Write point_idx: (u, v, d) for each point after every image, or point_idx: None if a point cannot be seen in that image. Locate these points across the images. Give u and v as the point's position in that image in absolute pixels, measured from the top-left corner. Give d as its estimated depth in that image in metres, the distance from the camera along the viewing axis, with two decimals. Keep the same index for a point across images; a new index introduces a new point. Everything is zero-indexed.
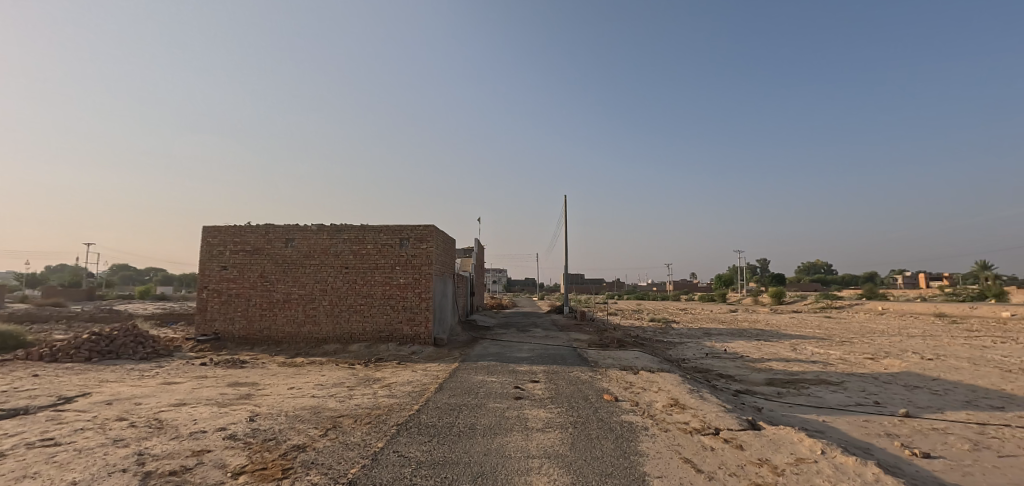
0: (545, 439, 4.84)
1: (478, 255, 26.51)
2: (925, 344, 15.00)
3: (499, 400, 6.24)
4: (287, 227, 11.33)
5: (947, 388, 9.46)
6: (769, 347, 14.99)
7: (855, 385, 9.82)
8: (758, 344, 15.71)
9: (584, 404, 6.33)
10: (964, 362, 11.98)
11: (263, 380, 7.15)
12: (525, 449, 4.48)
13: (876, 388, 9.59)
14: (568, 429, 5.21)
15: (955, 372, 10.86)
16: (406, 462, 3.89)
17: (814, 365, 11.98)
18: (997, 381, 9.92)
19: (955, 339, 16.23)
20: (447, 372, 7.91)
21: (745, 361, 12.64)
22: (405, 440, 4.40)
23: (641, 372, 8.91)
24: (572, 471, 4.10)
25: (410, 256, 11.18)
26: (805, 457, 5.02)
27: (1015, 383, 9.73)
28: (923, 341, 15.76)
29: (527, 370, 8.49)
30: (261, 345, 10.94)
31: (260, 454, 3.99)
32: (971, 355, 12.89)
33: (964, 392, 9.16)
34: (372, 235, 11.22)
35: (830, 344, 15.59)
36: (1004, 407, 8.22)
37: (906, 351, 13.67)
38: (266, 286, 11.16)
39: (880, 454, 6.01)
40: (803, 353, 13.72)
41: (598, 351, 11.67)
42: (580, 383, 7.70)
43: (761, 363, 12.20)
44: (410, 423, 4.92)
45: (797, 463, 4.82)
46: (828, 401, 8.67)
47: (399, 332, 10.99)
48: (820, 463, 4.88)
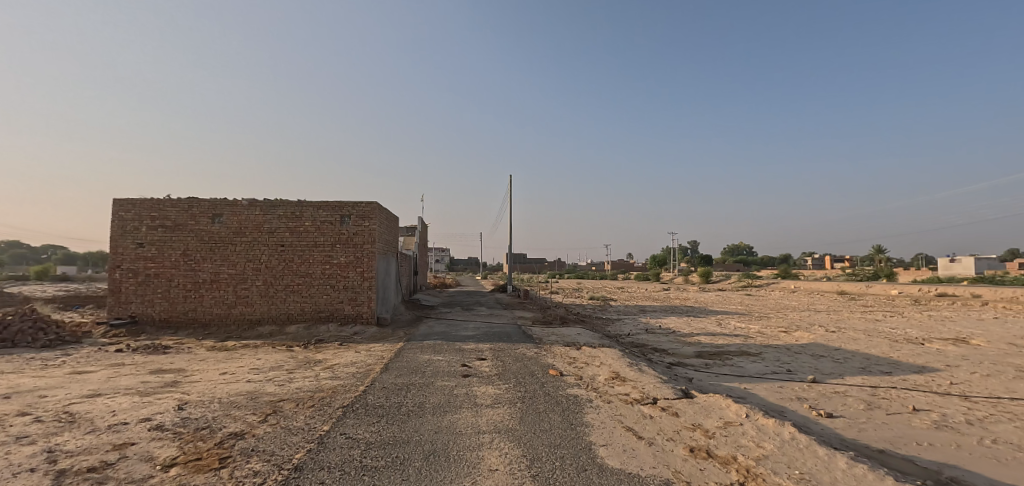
0: (495, 414, 4.90)
1: (421, 233, 26.00)
2: (830, 319, 16.70)
3: (447, 378, 6.20)
4: (214, 202, 10.48)
5: (847, 357, 10.62)
6: (698, 322, 16.08)
7: (771, 355, 10.74)
8: (688, 320, 16.76)
9: (530, 380, 6.45)
10: (861, 333, 13.52)
11: (191, 366, 6.66)
12: (475, 425, 4.51)
13: (789, 357, 10.57)
14: (516, 405, 5.29)
15: (854, 342, 12.21)
16: (355, 444, 3.79)
17: (738, 338, 12.97)
18: (887, 350, 11.28)
19: (852, 313, 18.29)
20: (392, 352, 7.77)
21: (677, 335, 13.44)
22: (353, 422, 4.27)
23: (583, 347, 9.23)
24: (522, 444, 4.19)
25: (352, 234, 10.77)
26: (732, 421, 5.45)
27: (901, 351, 11.13)
28: (828, 316, 17.54)
29: (473, 347, 8.54)
30: (186, 328, 10.16)
31: (193, 444, 3.73)
32: (865, 328, 14.54)
33: (861, 360, 10.33)
34: (310, 212, 10.66)
35: (750, 318, 17.01)
36: (891, 371, 9.37)
37: (814, 325, 15.21)
38: (189, 265, 10.33)
39: (793, 415, 6.65)
40: (727, 328, 14.85)
41: (541, 328, 11.94)
42: (526, 359, 7.84)
43: (691, 337, 13.04)
44: (356, 404, 4.79)
45: (725, 426, 5.22)
46: (749, 370, 9.43)
47: (340, 312, 10.61)
48: (745, 425, 5.31)
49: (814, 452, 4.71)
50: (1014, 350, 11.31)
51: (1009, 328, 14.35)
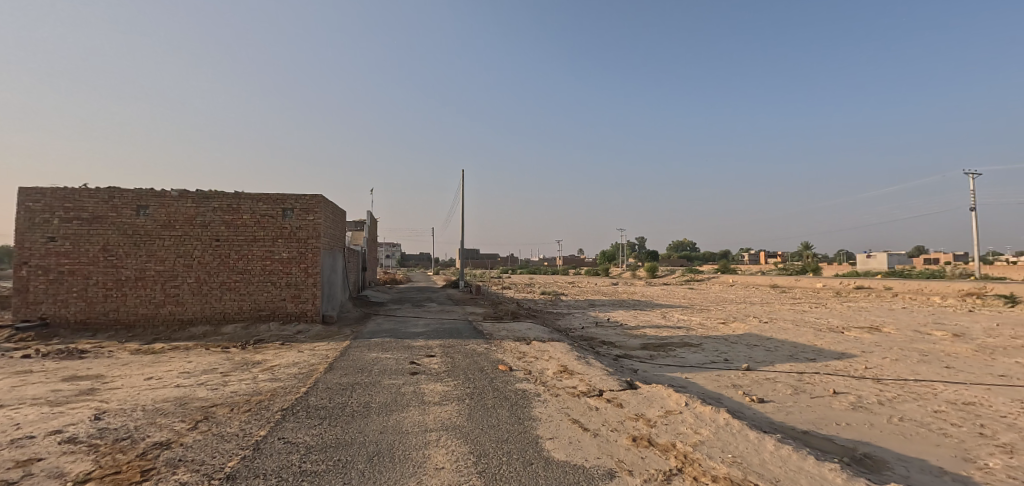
0: (442, 412, 4.87)
1: (370, 228, 25.33)
2: (763, 310, 17.84)
3: (394, 376, 6.09)
4: (138, 193, 9.72)
5: (777, 346, 11.37)
6: (643, 315, 16.71)
7: (710, 346, 11.32)
8: (634, 313, 17.38)
9: (479, 376, 6.45)
10: (790, 324, 14.52)
11: (111, 371, 6.15)
12: (422, 423, 4.46)
13: (726, 348, 11.17)
14: (465, 401, 5.28)
15: (784, 332, 13.10)
16: (294, 449, 3.65)
17: (680, 330, 13.56)
18: (812, 338, 12.19)
19: (783, 305, 19.62)
20: (338, 351, 7.53)
21: (623, 328, 13.89)
22: (292, 426, 4.11)
23: (533, 342, 9.34)
24: (470, 440, 4.19)
25: (295, 229, 10.34)
26: (672, 409, 5.70)
27: (824, 339, 12.06)
28: (761, 308, 18.71)
29: (422, 344, 8.42)
30: (107, 330, 9.38)
31: (112, 456, 3.46)
32: (794, 319, 15.64)
33: (789, 348, 11.09)
34: (249, 204, 10.13)
35: (692, 311, 17.87)
36: (815, 358, 10.13)
37: (749, 316, 16.19)
38: (111, 261, 9.54)
39: (728, 402, 7.05)
40: (671, 320, 15.52)
41: (492, 323, 11.98)
42: (476, 355, 7.83)
43: (637, 330, 13.52)
44: (297, 407, 4.61)
45: (666, 415, 5.45)
46: (689, 360, 9.88)
47: (281, 310, 10.16)
48: (684, 413, 5.57)
49: (746, 436, 5.01)
50: (919, 336, 12.52)
51: (914, 317, 15.89)
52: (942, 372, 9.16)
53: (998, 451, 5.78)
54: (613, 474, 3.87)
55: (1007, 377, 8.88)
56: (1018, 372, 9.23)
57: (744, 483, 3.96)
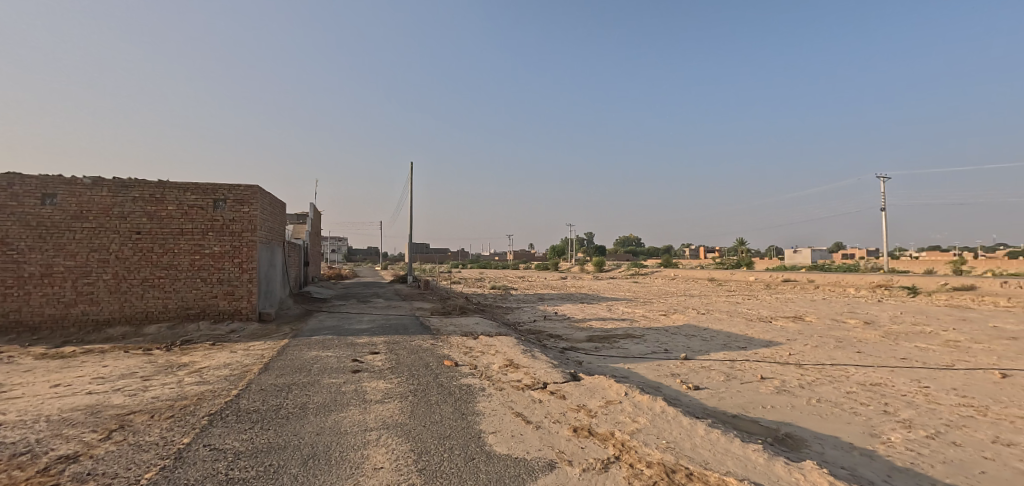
0: (384, 410, 4.78)
1: (313, 221, 24.38)
2: (701, 302, 18.84)
3: (334, 375, 5.90)
4: (44, 180, 8.83)
5: (712, 336, 12.03)
6: (590, 308, 17.17)
7: (652, 337, 11.80)
8: (581, 306, 17.83)
9: (424, 372, 6.38)
10: (725, 315, 15.42)
11: (11, 379, 5.56)
12: (362, 423, 4.36)
13: (666, 338, 11.69)
14: (407, 398, 5.21)
15: (719, 323, 13.89)
16: (220, 455, 3.46)
17: (624, 322, 14.05)
18: (744, 328, 13.00)
19: (719, 297, 20.80)
20: (274, 350, 7.20)
21: (570, 321, 14.21)
22: (220, 431, 3.89)
23: (480, 336, 9.35)
24: (411, 438, 4.14)
25: (227, 221, 9.80)
26: (612, 399, 5.90)
27: (754, 329, 12.89)
28: (700, 300, 19.73)
29: (366, 341, 8.21)
30: (7, 333, 8.46)
31: (7, 474, 3.14)
32: (728, 310, 16.61)
33: (723, 338, 11.77)
34: (175, 194, 9.48)
35: (636, 304, 18.57)
36: (746, 347, 10.81)
37: (688, 308, 17.03)
38: (10, 256, 8.61)
39: (666, 390, 7.39)
40: (616, 313, 16.05)
41: (440, 318, 11.88)
42: (421, 351, 7.73)
43: (583, 323, 13.88)
44: (226, 411, 4.37)
45: (606, 405, 5.62)
46: (631, 351, 10.25)
47: (213, 308, 9.58)
48: (623, 403, 5.78)
49: (680, 422, 5.27)
50: (836, 324, 13.66)
51: (832, 306, 17.30)
52: (855, 357, 10.03)
53: (899, 426, 6.41)
54: (553, 465, 3.95)
55: (908, 360, 9.86)
56: (917, 355, 10.28)
57: (676, 467, 4.17)
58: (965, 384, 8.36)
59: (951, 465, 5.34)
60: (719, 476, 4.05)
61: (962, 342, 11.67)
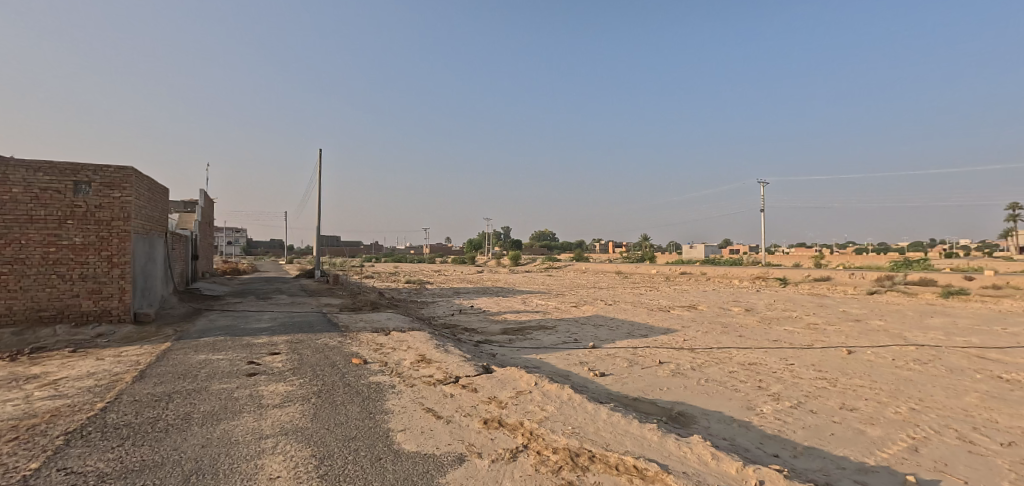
0: (283, 415, 4.47)
1: (203, 210, 22.08)
2: (609, 294, 19.99)
3: (226, 380, 5.41)
4: None
5: (618, 325, 12.80)
6: (505, 301, 17.47)
7: (563, 328, 12.27)
8: (497, 299, 18.08)
9: (329, 372, 6.07)
10: (629, 305, 16.49)
11: None
12: (257, 430, 4.05)
13: (576, 328, 12.23)
14: (310, 400, 4.92)
15: (624, 313, 14.82)
16: (79, 480, 3.03)
17: (537, 314, 14.47)
18: (646, 317, 13.99)
19: (625, 289, 22.18)
20: (154, 355, 6.42)
21: (485, 314, 14.34)
22: (81, 451, 3.41)
23: (392, 332, 9.10)
24: (313, 442, 3.92)
25: (92, 208, 8.58)
26: (523, 390, 6.04)
27: (655, 318, 13.93)
28: (607, 292, 20.91)
29: (264, 342, 7.63)
30: None
31: None
32: (633, 301, 17.77)
33: (628, 327, 12.58)
34: (22, 176, 8.09)
35: (549, 296, 19.21)
36: (647, 334, 11.64)
37: (597, 300, 17.96)
38: None
39: (574, 378, 7.72)
40: (530, 305, 16.48)
41: (349, 315, 11.37)
42: (327, 349, 7.35)
43: (498, 315, 14.09)
44: (89, 428, 3.83)
45: (516, 396, 5.75)
46: (543, 342, 10.59)
47: (74, 309, 8.33)
48: (533, 392, 5.95)
49: (585, 408, 5.54)
50: (723, 312, 15.19)
51: (720, 296, 19.20)
52: (737, 340, 11.23)
53: (770, 399, 7.29)
54: (463, 458, 3.96)
55: (779, 341, 11.23)
56: (786, 337, 11.76)
57: (580, 450, 4.39)
58: (822, 360, 9.72)
59: (809, 430, 6.18)
60: (619, 455, 4.33)
61: (820, 325, 13.54)
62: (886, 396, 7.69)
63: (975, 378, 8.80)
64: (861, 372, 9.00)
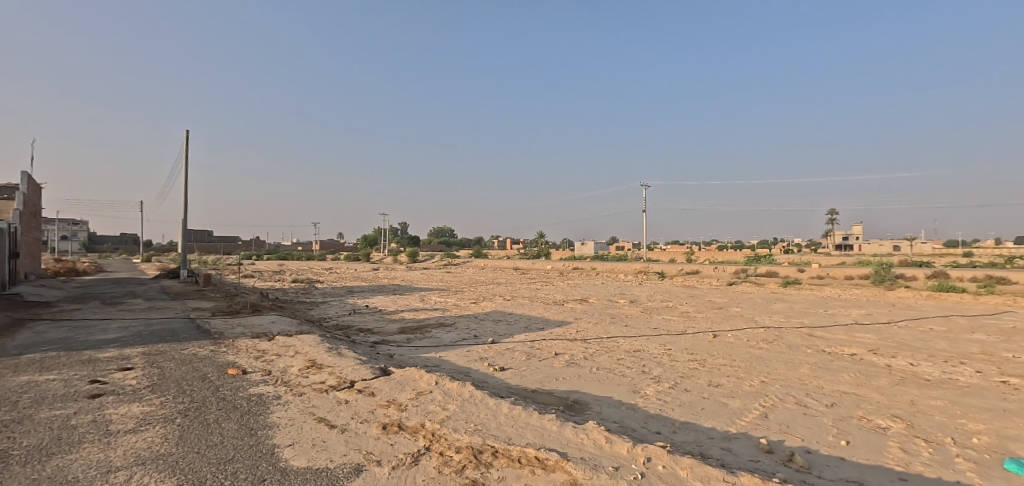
0: (138, 441, 3.82)
1: (28, 197, 18.23)
2: (507, 290, 20.42)
3: (60, 405, 4.49)
4: None
5: (516, 320, 13.09)
6: (403, 299, 16.97)
7: (462, 324, 12.22)
8: (394, 297, 17.49)
9: (199, 386, 5.34)
10: (527, 300, 16.99)
11: None
12: (103, 463, 3.40)
13: (476, 325, 12.27)
14: (174, 421, 4.28)
15: (522, 307, 15.23)
16: None
17: (436, 311, 14.27)
18: (542, 311, 14.51)
19: (522, 285, 22.83)
20: None
21: (381, 313, 13.76)
22: None
23: (276, 337, 8.31)
24: (179, 470, 3.40)
25: None
26: (423, 390, 5.88)
27: (550, 311, 14.51)
28: (505, 288, 21.35)
29: (114, 355, 6.49)
30: None
31: None
32: (530, 295, 18.36)
33: (525, 321, 12.92)
34: None
35: (448, 293, 19.07)
36: (543, 327, 12.08)
37: (495, 295, 18.23)
38: None
39: (474, 374, 7.72)
40: (428, 302, 16.20)
41: (223, 319, 10.15)
42: (197, 360, 6.47)
43: (395, 314, 13.62)
44: None
45: (417, 397, 5.57)
46: (442, 339, 10.44)
47: None
48: (434, 392, 5.81)
49: (486, 404, 5.55)
50: (611, 304, 16.31)
51: (608, 289, 20.61)
52: (624, 329, 12.12)
53: (652, 382, 7.96)
54: (360, 469, 3.72)
55: (659, 329, 12.35)
56: (664, 325, 12.97)
57: (483, 447, 4.38)
58: (694, 344, 10.89)
59: (685, 407, 6.86)
60: (521, 448, 4.40)
61: (691, 313, 15.16)
62: (744, 372, 8.83)
63: (808, 353, 10.49)
64: (725, 353, 10.24)
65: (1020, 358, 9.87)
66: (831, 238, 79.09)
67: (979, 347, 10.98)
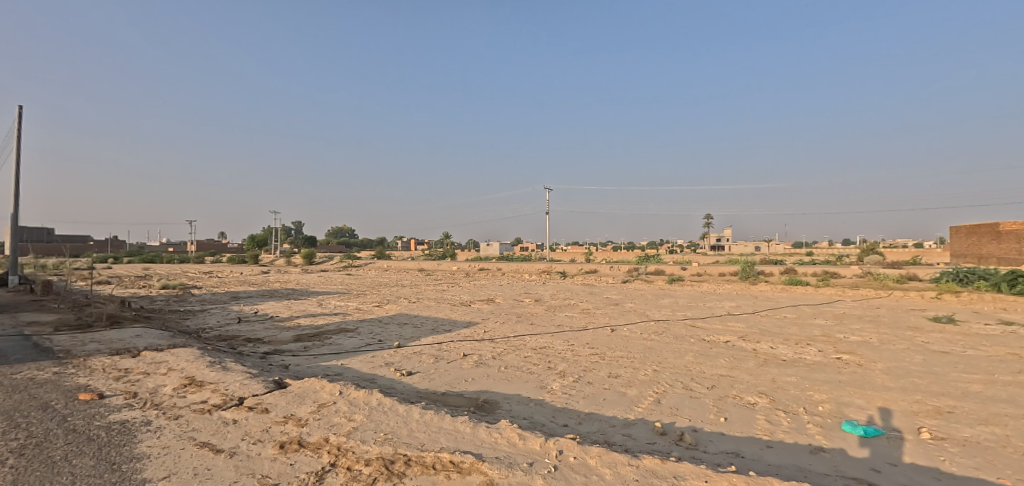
0: None
1: None
2: (412, 291, 19.89)
3: None
4: None
5: (422, 322, 12.76)
6: (297, 304, 15.70)
7: (365, 329, 11.61)
8: (287, 302, 16.12)
9: (39, 417, 4.40)
10: (433, 301, 16.67)
11: None
12: None
13: (380, 329, 11.73)
14: (3, 464, 3.47)
15: (428, 309, 14.90)
16: None
17: (336, 316, 13.40)
18: (449, 312, 14.32)
19: (427, 286, 22.38)
20: None
21: (273, 321, 12.58)
22: None
23: (143, 352, 7.18)
24: None
25: None
26: (325, 402, 5.44)
27: (457, 312, 14.37)
28: (410, 289, 20.75)
29: None
30: None
31: None
32: (436, 297, 18.05)
33: (432, 323, 12.64)
34: None
35: (348, 296, 18.04)
36: (451, 329, 11.91)
37: (400, 297, 17.63)
38: None
39: (380, 380, 7.35)
40: (327, 307, 15.18)
41: (70, 335, 8.54)
42: (35, 387, 5.34)
43: (289, 321, 12.54)
44: None
45: (318, 410, 5.14)
46: (345, 346, 9.82)
47: None
48: (337, 403, 5.41)
49: (396, 411, 5.29)
50: (517, 303, 16.62)
51: (513, 289, 21.01)
52: (530, 328, 12.39)
53: (557, 377, 8.21)
54: None
55: (562, 326, 12.82)
56: (567, 322, 13.52)
57: (395, 456, 4.15)
58: (594, 339, 11.47)
59: (589, 399, 7.18)
60: (434, 454, 4.25)
61: (591, 309, 15.98)
62: (639, 363, 9.49)
63: (691, 342, 11.59)
64: (622, 345, 10.93)
65: (851, 338, 11.85)
66: (707, 239, 88.67)
67: (821, 330, 12.98)
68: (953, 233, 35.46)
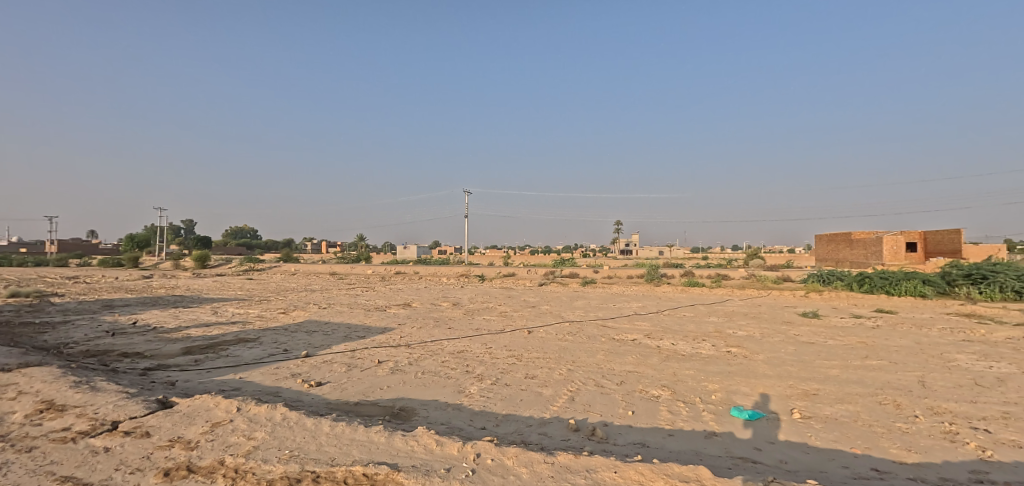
0: None
1: None
2: (322, 296, 18.80)
3: None
4: None
5: (333, 329, 12.08)
6: (188, 312, 14.15)
7: (268, 338, 10.74)
8: (175, 311, 14.45)
9: None
10: (345, 307, 15.87)
11: None
12: None
13: (286, 337, 10.92)
14: None
15: (339, 315, 14.16)
16: None
17: (234, 325, 12.26)
18: (362, 318, 13.71)
19: (339, 290, 21.30)
20: None
21: (157, 332, 11.19)
22: None
23: None
24: None
25: None
26: (220, 420, 4.93)
27: (372, 318, 13.82)
28: (320, 294, 19.60)
29: None
30: None
31: None
32: (348, 302, 17.22)
33: (344, 329, 12.02)
34: None
35: (249, 303, 16.60)
36: (365, 335, 11.41)
37: (309, 303, 16.56)
38: None
39: (285, 393, 6.83)
40: (223, 315, 13.84)
41: None
42: None
43: (177, 331, 11.24)
44: None
45: (211, 430, 4.65)
46: (244, 357, 9.00)
47: None
48: (235, 421, 4.93)
49: (304, 425, 4.95)
50: (434, 307, 16.35)
51: (431, 292, 20.68)
52: (448, 332, 12.24)
53: (475, 380, 8.19)
54: None
55: (480, 329, 12.84)
56: (484, 325, 13.56)
57: (302, 474, 3.87)
58: (511, 341, 11.62)
59: (506, 400, 7.25)
60: (346, 467, 4.03)
61: (509, 312, 16.19)
62: (554, 363, 9.77)
63: (602, 341, 12.17)
64: (538, 347, 11.18)
65: (738, 333, 13.17)
66: (616, 244, 93.79)
67: (714, 327, 14.28)
68: (818, 241, 40.91)
